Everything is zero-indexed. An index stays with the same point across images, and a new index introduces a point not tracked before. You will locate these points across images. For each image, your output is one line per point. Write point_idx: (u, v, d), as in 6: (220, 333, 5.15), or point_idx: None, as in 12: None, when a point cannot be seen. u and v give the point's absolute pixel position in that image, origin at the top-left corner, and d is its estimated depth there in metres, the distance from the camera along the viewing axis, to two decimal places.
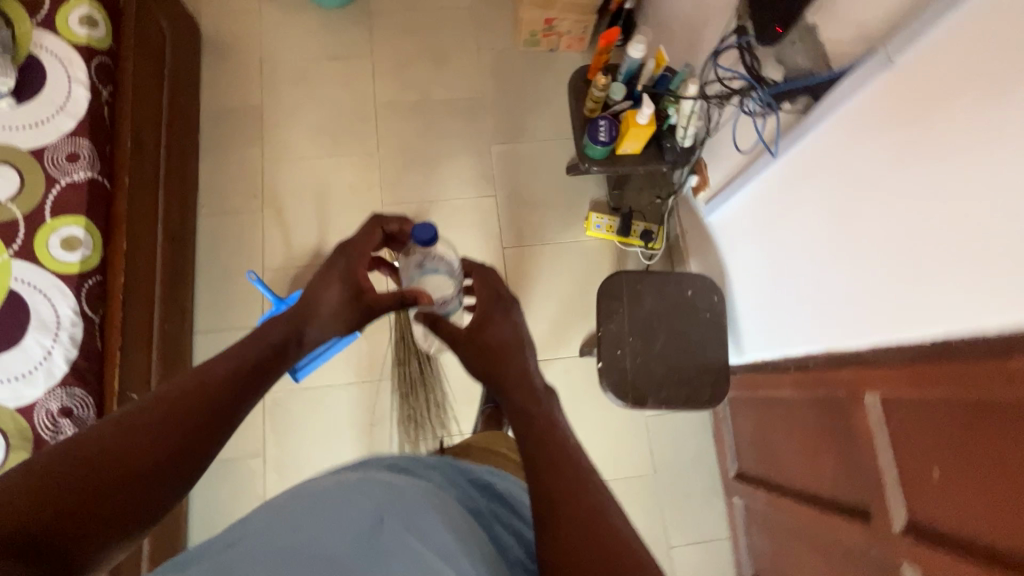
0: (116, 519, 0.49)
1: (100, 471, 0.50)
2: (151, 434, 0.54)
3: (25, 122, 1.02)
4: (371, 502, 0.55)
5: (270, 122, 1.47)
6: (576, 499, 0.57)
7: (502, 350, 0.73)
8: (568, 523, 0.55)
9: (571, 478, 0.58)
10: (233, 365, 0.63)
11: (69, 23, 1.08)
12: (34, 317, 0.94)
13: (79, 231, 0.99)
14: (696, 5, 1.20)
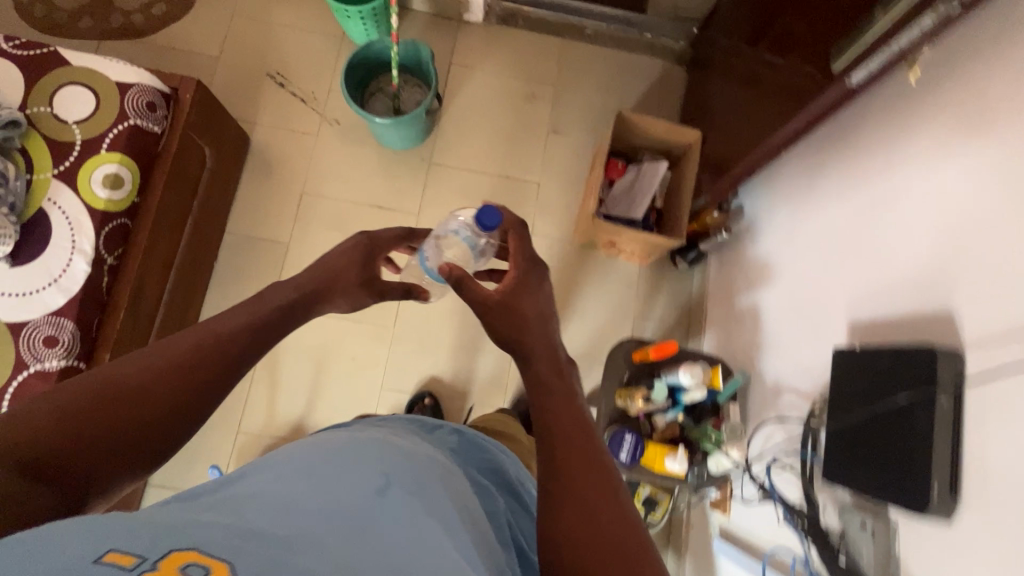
0: (127, 454, 0.54)
1: (93, 416, 0.53)
2: (164, 382, 0.57)
3: (11, 289, 0.93)
4: (373, 464, 0.59)
5: (292, 263, 1.37)
6: (594, 485, 0.56)
7: (528, 319, 0.67)
8: (569, 510, 0.54)
9: (587, 462, 0.57)
10: (243, 321, 0.66)
11: (92, 180, 0.99)
12: None
13: None
14: (782, 324, 1.04)
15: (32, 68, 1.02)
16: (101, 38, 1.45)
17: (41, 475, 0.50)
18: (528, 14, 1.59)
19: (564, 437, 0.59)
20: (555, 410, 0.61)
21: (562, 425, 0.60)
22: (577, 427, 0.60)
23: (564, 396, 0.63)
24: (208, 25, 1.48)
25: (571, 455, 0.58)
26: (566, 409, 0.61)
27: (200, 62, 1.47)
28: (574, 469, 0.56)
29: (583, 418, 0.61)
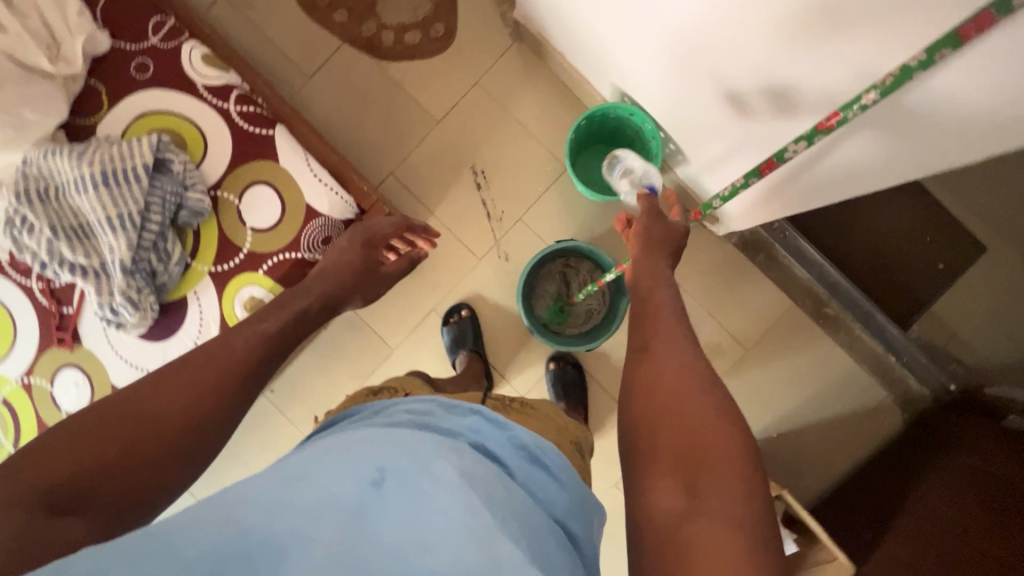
0: (139, 471, 0.59)
1: (108, 443, 0.59)
2: (177, 403, 0.64)
3: (127, 358, 0.96)
4: (366, 451, 0.55)
5: (386, 370, 1.33)
6: (681, 422, 0.60)
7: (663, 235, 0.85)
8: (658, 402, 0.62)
9: (681, 392, 0.62)
10: (252, 341, 0.75)
11: (238, 296, 0.95)
12: None
13: None
14: None
15: (242, 149, 0.95)
16: (345, 44, 1.34)
17: (65, 501, 0.54)
18: (776, 252, 1.28)
19: (653, 379, 0.64)
20: (644, 355, 0.68)
21: (651, 369, 0.65)
22: (677, 372, 0.64)
23: (660, 343, 0.68)
24: (448, 84, 1.33)
25: (665, 398, 0.62)
26: (662, 358, 0.66)
27: (418, 118, 1.33)
28: (675, 429, 0.59)
29: (677, 349, 0.67)
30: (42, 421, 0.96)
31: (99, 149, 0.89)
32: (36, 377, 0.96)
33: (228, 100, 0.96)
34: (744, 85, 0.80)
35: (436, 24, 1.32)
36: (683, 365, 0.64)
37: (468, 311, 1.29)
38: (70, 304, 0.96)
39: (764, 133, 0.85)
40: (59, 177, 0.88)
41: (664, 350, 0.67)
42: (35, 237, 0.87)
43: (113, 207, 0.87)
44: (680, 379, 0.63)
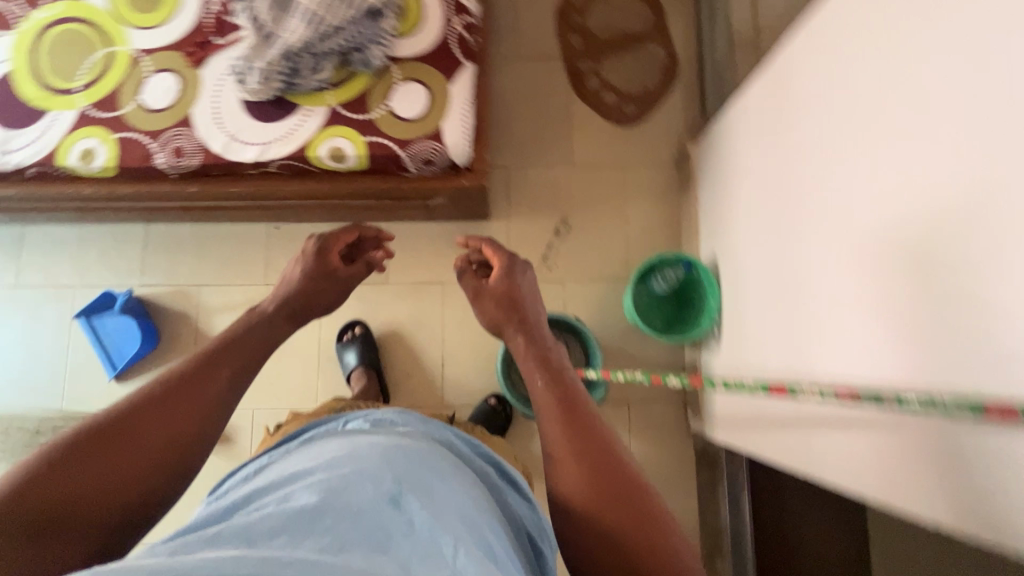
0: (126, 500, 0.58)
1: (94, 470, 0.57)
2: (157, 430, 0.61)
3: (217, 106, 1.04)
4: (378, 473, 0.62)
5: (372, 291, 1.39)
6: (600, 481, 0.65)
7: (523, 300, 0.89)
8: (567, 463, 0.67)
9: (604, 499, 0.64)
10: (238, 363, 0.70)
11: (333, 139, 1.04)
12: (14, 133, 1.03)
13: (101, 161, 1.04)
14: None
15: (435, 54, 1.07)
16: (561, 60, 1.48)
17: (53, 527, 0.54)
18: (722, 490, 1.30)
19: (572, 494, 0.66)
20: (554, 455, 0.69)
21: (566, 482, 0.66)
22: (590, 421, 0.71)
23: (565, 446, 0.68)
24: (602, 149, 1.45)
25: (591, 514, 0.64)
26: (572, 471, 0.66)
27: (562, 150, 1.45)
28: (598, 476, 0.65)
29: (590, 443, 0.68)
30: (121, 91, 1.05)
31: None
32: (147, 60, 1.06)
33: (458, 18, 1.08)
34: (809, 320, 0.87)
35: (632, 106, 1.46)
36: (559, 420, 0.70)
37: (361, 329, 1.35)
38: (223, 38, 1.06)
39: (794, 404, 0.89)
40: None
41: (581, 456, 0.67)
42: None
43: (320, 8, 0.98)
44: (593, 489, 0.65)
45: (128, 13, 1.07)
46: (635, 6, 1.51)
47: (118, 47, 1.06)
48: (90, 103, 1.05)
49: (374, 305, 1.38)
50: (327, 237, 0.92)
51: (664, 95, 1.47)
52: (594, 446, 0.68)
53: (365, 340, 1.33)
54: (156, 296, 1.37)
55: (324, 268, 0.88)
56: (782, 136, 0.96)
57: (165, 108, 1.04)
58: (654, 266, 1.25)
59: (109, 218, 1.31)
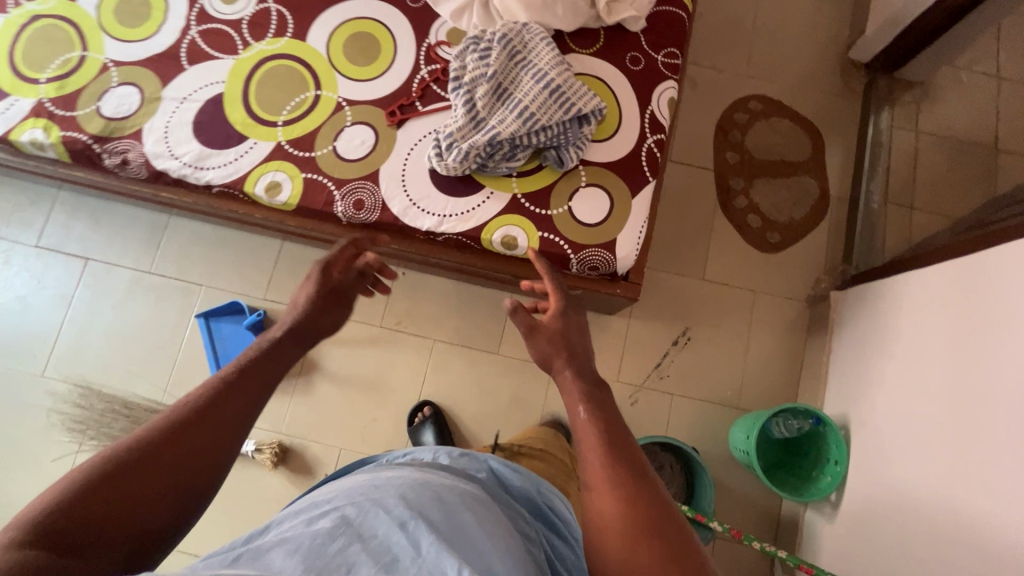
0: (157, 515, 0.59)
1: (124, 485, 0.58)
2: (185, 446, 0.63)
3: (405, 171, 1.07)
4: (395, 500, 0.62)
5: (481, 358, 1.38)
6: (633, 497, 0.63)
7: (569, 338, 0.85)
8: (598, 486, 0.65)
9: (640, 536, 0.61)
10: (254, 378, 0.73)
11: (509, 227, 1.05)
12: (213, 151, 1.08)
13: (284, 196, 1.07)
14: None
15: (624, 164, 1.08)
16: (713, 172, 1.48)
17: (75, 543, 0.54)
18: None
19: (605, 527, 0.63)
20: (592, 481, 0.66)
21: (602, 513, 0.63)
22: (624, 450, 0.69)
23: (604, 471, 0.66)
24: (737, 269, 1.43)
25: (626, 550, 0.61)
26: (609, 501, 0.64)
27: (696, 260, 1.44)
28: (627, 495, 0.64)
29: (632, 479, 0.65)
30: (318, 134, 1.09)
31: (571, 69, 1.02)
32: (351, 110, 1.10)
33: (653, 135, 1.09)
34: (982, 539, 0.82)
35: (775, 234, 1.45)
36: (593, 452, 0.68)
37: (432, 409, 1.33)
38: (424, 105, 1.09)
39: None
40: (532, 53, 1.02)
41: (622, 491, 0.64)
42: (477, 61, 1.01)
43: (535, 106, 0.99)
44: (626, 526, 0.61)
45: (343, 63, 1.12)
46: (796, 135, 1.51)
47: (325, 92, 1.11)
48: (287, 139, 1.08)
49: (480, 371, 1.37)
50: (328, 263, 0.93)
51: (809, 230, 1.46)
52: (624, 468, 0.66)
53: (437, 418, 1.31)
54: (276, 313, 1.39)
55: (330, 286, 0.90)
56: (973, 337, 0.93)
57: (355, 159, 1.08)
58: (782, 411, 1.20)
59: (255, 231, 1.34)
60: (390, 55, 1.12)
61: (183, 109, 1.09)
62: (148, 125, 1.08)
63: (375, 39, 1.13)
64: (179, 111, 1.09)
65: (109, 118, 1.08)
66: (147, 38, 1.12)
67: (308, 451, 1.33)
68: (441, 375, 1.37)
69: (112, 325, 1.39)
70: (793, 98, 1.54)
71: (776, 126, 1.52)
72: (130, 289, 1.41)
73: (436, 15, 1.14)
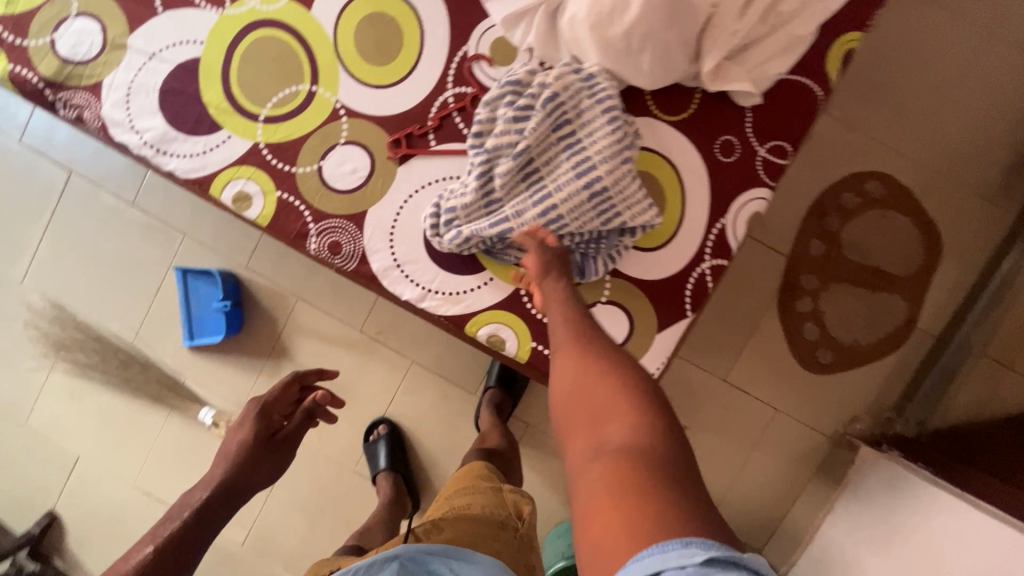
0: None
1: None
2: None
3: (396, 223, 0.86)
4: None
5: (455, 396, 1.27)
6: (590, 349, 0.57)
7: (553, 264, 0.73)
8: (557, 346, 0.61)
9: (593, 380, 0.54)
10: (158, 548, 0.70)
11: (501, 325, 0.86)
12: (179, 135, 0.88)
13: (252, 213, 0.89)
14: None
15: (662, 287, 0.85)
16: (784, 259, 1.20)
17: None
18: None
19: (562, 380, 0.56)
20: (556, 337, 0.62)
21: (561, 369, 0.58)
22: (580, 314, 0.64)
23: (568, 335, 0.61)
24: (767, 380, 1.23)
25: (585, 411, 0.52)
26: (566, 359, 0.58)
27: (724, 357, 1.23)
28: (583, 345, 0.58)
29: (601, 340, 0.59)
30: (304, 144, 0.87)
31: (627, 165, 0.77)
32: (348, 123, 0.86)
33: (713, 258, 0.84)
34: None
35: (828, 353, 1.21)
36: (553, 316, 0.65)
37: (387, 427, 1.26)
38: (438, 141, 0.85)
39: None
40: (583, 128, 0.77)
41: (583, 340, 0.59)
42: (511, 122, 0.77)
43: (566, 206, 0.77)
44: (579, 372, 0.55)
45: (350, 53, 0.85)
46: (909, 240, 1.19)
47: (322, 88, 0.86)
48: (267, 140, 0.87)
49: (450, 408, 1.27)
50: (271, 403, 0.88)
51: (871, 360, 1.21)
52: (583, 324, 0.61)
53: (393, 439, 1.23)
54: (254, 287, 1.28)
55: (264, 435, 0.85)
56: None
57: (341, 191, 0.87)
58: None
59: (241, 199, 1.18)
60: (412, 56, 0.85)
61: (150, 70, 0.87)
62: (108, 80, 0.88)
63: (398, 29, 0.85)
64: (145, 70, 0.88)
65: (64, 59, 0.88)
66: None
67: None
68: (410, 400, 1.28)
69: (90, 249, 1.31)
70: (928, 190, 1.18)
71: (889, 221, 1.19)
72: (110, 217, 1.30)
73: (484, 13, 0.83)
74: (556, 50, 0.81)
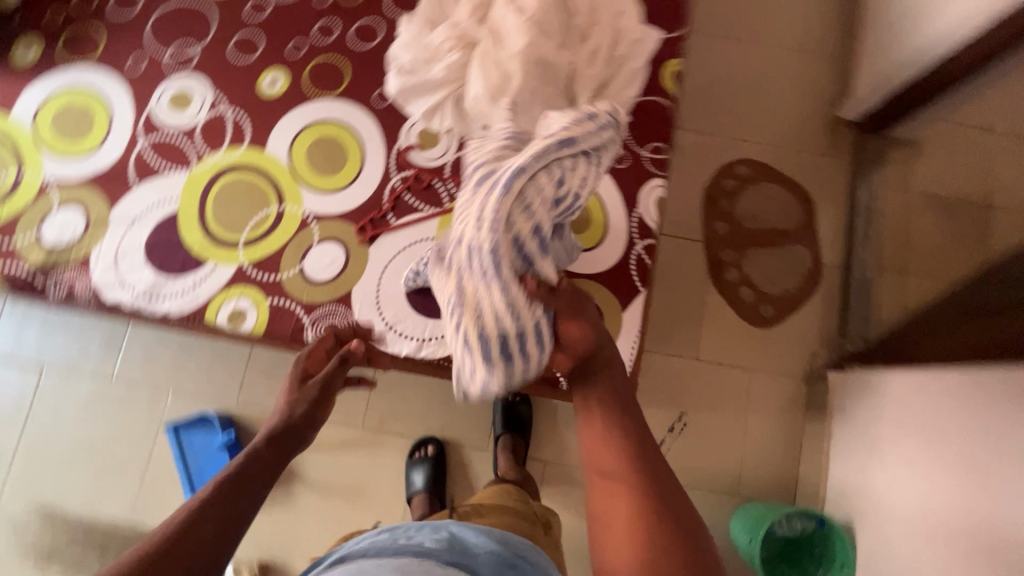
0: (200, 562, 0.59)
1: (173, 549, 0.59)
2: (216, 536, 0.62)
3: (380, 291, 0.99)
4: None
5: (470, 456, 1.31)
6: (643, 500, 0.60)
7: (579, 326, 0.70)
8: (608, 498, 0.61)
9: (647, 539, 0.58)
10: None
11: None
12: (168, 279, 0.99)
13: (248, 324, 0.98)
14: None
15: (612, 274, 1.01)
16: (702, 244, 1.43)
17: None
18: None
19: (612, 530, 0.60)
20: (601, 475, 0.63)
21: (609, 515, 0.61)
22: (627, 437, 0.64)
23: (604, 440, 0.64)
24: (732, 346, 1.38)
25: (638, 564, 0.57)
26: (611, 493, 0.61)
27: (689, 338, 1.39)
28: (636, 493, 0.60)
29: (653, 485, 0.61)
30: (283, 253, 1.01)
31: (538, 290, 0.70)
32: (317, 226, 1.02)
33: (642, 240, 1.03)
34: None
35: (769, 307, 1.40)
36: (600, 448, 0.64)
37: (434, 447, 1.29)
38: (397, 217, 1.02)
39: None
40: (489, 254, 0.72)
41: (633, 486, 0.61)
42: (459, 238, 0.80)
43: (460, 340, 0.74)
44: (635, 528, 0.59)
45: (306, 173, 1.03)
46: (786, 201, 1.46)
47: (288, 205, 1.02)
48: (250, 260, 1.00)
49: (469, 471, 1.30)
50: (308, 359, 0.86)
51: (803, 302, 1.41)
52: (636, 459, 0.63)
53: (435, 464, 1.26)
54: (250, 419, 1.31)
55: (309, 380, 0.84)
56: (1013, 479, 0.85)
57: (325, 281, 1.00)
58: (785, 511, 1.18)
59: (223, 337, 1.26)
60: (357, 161, 1.04)
61: (133, 233, 1.00)
62: (94, 253, 0.99)
63: (341, 145, 1.05)
64: (129, 235, 1.00)
65: (50, 247, 0.99)
66: (89, 153, 1.02)
67: (290, 568, 1.25)
68: None
69: (72, 438, 1.29)
70: (782, 161, 1.49)
71: (765, 191, 1.47)
72: (89, 398, 1.31)
73: (405, 115, 1.06)
74: (469, 125, 1.03)
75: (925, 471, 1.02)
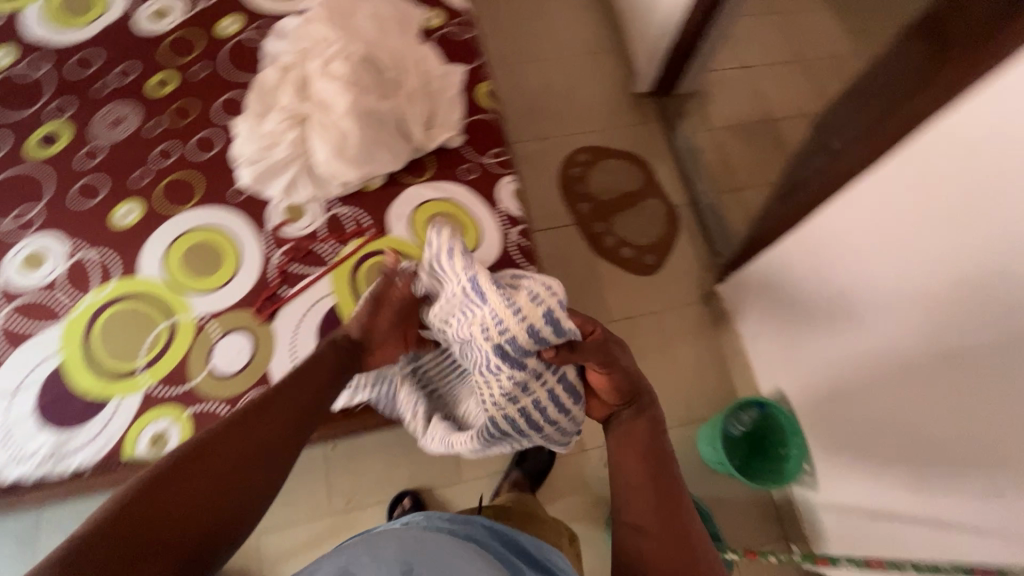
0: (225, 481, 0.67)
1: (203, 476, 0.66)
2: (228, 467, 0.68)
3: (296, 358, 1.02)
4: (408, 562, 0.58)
5: (447, 494, 1.30)
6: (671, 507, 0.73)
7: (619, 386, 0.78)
8: (641, 504, 0.74)
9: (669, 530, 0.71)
10: None
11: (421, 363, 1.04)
12: (71, 432, 0.94)
13: (172, 442, 0.95)
14: None
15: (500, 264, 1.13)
16: (575, 226, 1.60)
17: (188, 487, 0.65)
18: None
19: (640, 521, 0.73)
20: (635, 481, 0.76)
21: (637, 509, 0.74)
22: (661, 462, 0.77)
23: (641, 449, 0.78)
24: (634, 299, 1.53)
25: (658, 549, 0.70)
26: (643, 497, 0.75)
27: (597, 306, 1.52)
28: (669, 501, 0.74)
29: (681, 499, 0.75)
30: (188, 361, 1.00)
31: (558, 353, 0.75)
32: (215, 323, 1.03)
33: (513, 228, 1.16)
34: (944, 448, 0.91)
35: (649, 255, 1.59)
36: (637, 467, 0.77)
37: (412, 498, 1.27)
38: (291, 288, 1.07)
39: (946, 542, 0.95)
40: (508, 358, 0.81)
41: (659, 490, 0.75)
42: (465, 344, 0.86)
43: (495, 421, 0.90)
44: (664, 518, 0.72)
45: (188, 280, 1.06)
46: (626, 168, 1.70)
47: (180, 316, 1.03)
48: (156, 380, 0.99)
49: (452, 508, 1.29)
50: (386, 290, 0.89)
51: (674, 241, 1.62)
52: (668, 479, 0.76)
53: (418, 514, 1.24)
54: None
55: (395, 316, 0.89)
56: (861, 290, 1.04)
57: (239, 370, 1.01)
58: (730, 411, 1.30)
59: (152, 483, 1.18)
60: (235, 253, 1.09)
61: (19, 402, 0.95)
62: None
63: (214, 244, 1.09)
64: (14, 405, 0.95)
65: None
66: None
67: None
68: None
69: None
70: (609, 140, 1.73)
71: (606, 167, 1.69)
72: None
73: (267, 199, 1.12)
74: (327, 187, 1.13)
75: (810, 323, 1.20)
